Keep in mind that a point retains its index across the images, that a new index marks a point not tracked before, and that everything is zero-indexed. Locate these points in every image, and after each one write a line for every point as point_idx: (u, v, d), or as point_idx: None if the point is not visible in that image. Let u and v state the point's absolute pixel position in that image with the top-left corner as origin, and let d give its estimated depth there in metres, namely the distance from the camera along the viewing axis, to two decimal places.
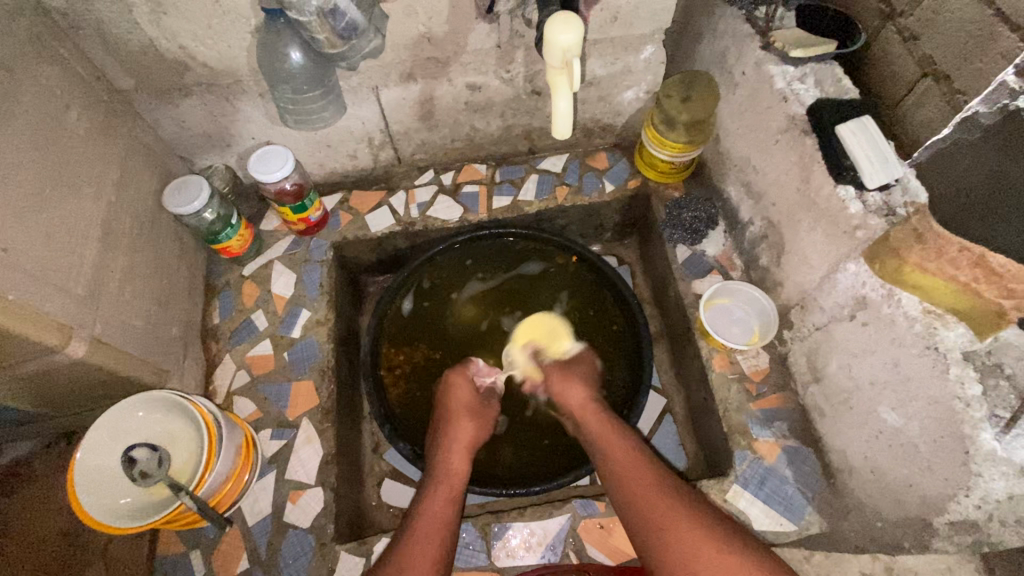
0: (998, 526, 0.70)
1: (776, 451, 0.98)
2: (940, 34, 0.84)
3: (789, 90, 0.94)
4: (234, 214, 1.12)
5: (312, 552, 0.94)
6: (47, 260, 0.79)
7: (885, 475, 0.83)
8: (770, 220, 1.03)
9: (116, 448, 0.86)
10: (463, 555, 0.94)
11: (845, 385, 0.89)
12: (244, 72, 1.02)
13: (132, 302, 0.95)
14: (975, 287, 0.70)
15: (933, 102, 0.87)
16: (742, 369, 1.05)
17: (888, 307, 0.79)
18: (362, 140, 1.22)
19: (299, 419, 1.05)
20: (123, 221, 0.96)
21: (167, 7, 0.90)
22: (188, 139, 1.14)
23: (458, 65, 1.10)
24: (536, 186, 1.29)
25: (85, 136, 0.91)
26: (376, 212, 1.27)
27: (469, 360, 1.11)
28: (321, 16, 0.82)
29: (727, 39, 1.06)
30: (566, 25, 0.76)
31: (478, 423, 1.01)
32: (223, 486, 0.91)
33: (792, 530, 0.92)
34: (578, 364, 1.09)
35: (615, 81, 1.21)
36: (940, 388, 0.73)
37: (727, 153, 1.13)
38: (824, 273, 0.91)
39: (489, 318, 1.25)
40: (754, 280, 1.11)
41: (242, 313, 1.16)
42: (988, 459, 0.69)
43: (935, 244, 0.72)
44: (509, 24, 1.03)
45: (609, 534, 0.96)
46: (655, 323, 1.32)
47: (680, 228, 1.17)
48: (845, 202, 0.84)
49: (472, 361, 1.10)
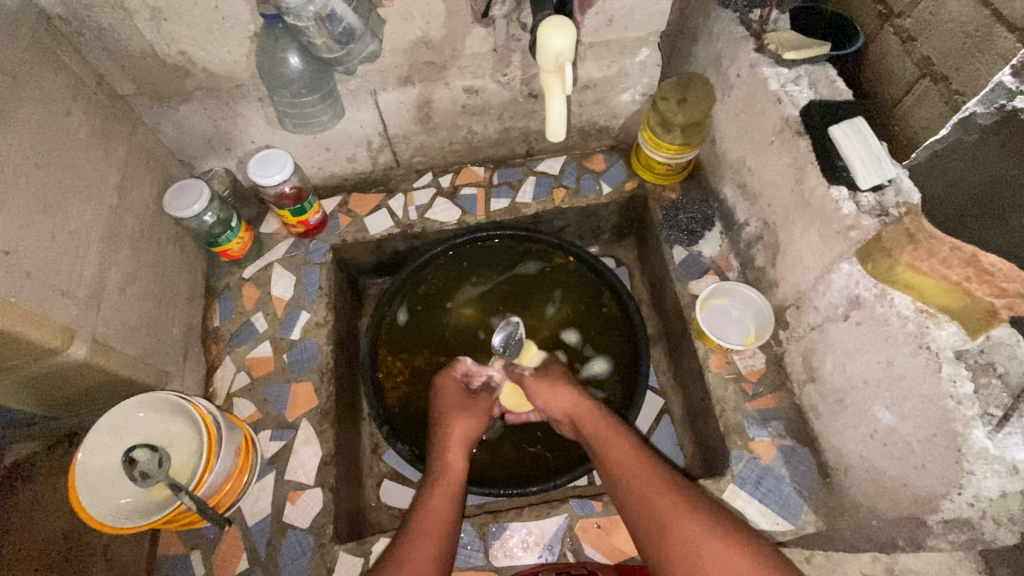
0: (992, 525, 0.70)
1: (773, 450, 0.98)
2: (938, 34, 0.85)
3: (783, 92, 0.95)
4: (234, 217, 1.13)
5: (311, 552, 0.95)
6: (49, 263, 0.79)
7: (880, 474, 0.83)
8: (766, 221, 1.03)
9: (117, 448, 0.87)
10: (462, 554, 0.95)
11: (839, 384, 0.90)
12: (244, 77, 1.04)
13: (132, 305, 0.96)
14: (966, 286, 0.70)
15: (931, 102, 0.88)
16: (739, 369, 1.05)
17: (881, 307, 0.80)
18: (361, 143, 1.23)
19: (298, 421, 1.06)
20: (124, 225, 0.97)
21: (168, 13, 0.91)
22: (188, 143, 1.15)
23: (456, 69, 1.11)
24: (534, 188, 1.30)
25: (87, 140, 0.92)
26: (375, 215, 1.28)
27: (455, 360, 1.09)
28: (318, 22, 0.83)
29: (722, 42, 1.07)
30: (559, 28, 0.77)
31: (474, 419, 1.01)
32: (222, 486, 0.92)
33: (789, 529, 0.93)
34: (556, 367, 1.07)
35: (611, 84, 1.21)
36: (932, 387, 0.73)
37: (723, 155, 1.14)
38: (818, 274, 0.91)
39: (487, 328, 1.25)
40: (750, 280, 1.11)
41: (242, 315, 1.17)
42: (980, 458, 0.69)
43: (926, 244, 0.72)
44: (506, 28, 1.05)
45: (606, 534, 0.96)
46: (653, 324, 1.33)
47: (677, 228, 1.18)
48: (837, 202, 0.85)
49: (460, 359, 1.08)
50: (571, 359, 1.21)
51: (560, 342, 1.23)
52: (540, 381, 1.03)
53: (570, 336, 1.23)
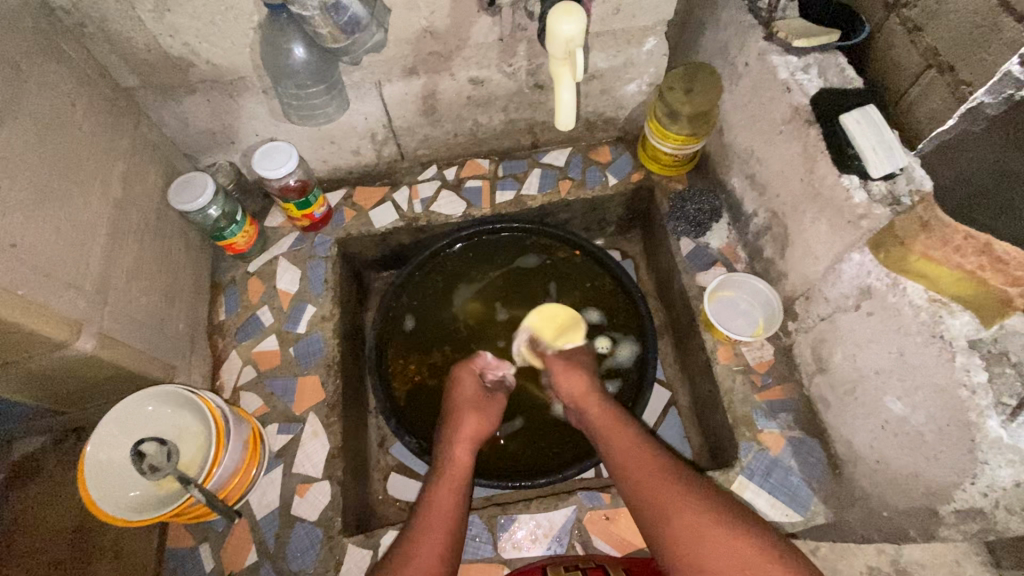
0: (1004, 514, 0.71)
1: (781, 442, 0.98)
2: (946, 23, 0.83)
3: (793, 80, 0.94)
4: (239, 211, 1.12)
5: (320, 545, 0.95)
6: (53, 255, 0.79)
7: (890, 465, 0.83)
8: (774, 211, 1.03)
9: (126, 442, 0.87)
10: (471, 546, 0.95)
11: (849, 375, 0.89)
12: (248, 69, 1.03)
13: (138, 299, 0.96)
14: (980, 275, 0.68)
15: (939, 93, 0.86)
16: (747, 361, 1.05)
17: (893, 297, 0.79)
18: (365, 135, 1.22)
19: (305, 414, 1.06)
20: (129, 218, 0.97)
21: (170, 4, 0.90)
22: (192, 135, 1.15)
23: (461, 60, 1.10)
24: (539, 179, 1.29)
25: (91, 134, 0.91)
26: (380, 208, 1.27)
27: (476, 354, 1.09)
28: (323, 11, 0.83)
29: (729, 31, 1.06)
30: (568, 15, 0.77)
31: (484, 415, 1.00)
32: (230, 479, 0.92)
33: (798, 521, 0.93)
34: (578, 356, 1.06)
35: (617, 75, 1.21)
36: (946, 376, 0.73)
37: (730, 145, 1.13)
38: (828, 264, 0.91)
39: (505, 337, 1.22)
40: (758, 272, 1.11)
41: (248, 309, 1.17)
42: (994, 447, 0.68)
43: (941, 233, 0.70)
44: (511, 18, 1.03)
45: (613, 524, 0.96)
46: (660, 316, 1.32)
47: (683, 221, 1.18)
48: (849, 191, 0.84)
49: (477, 356, 1.08)
50: (598, 334, 1.21)
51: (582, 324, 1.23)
52: (559, 364, 1.02)
53: (593, 314, 1.23)
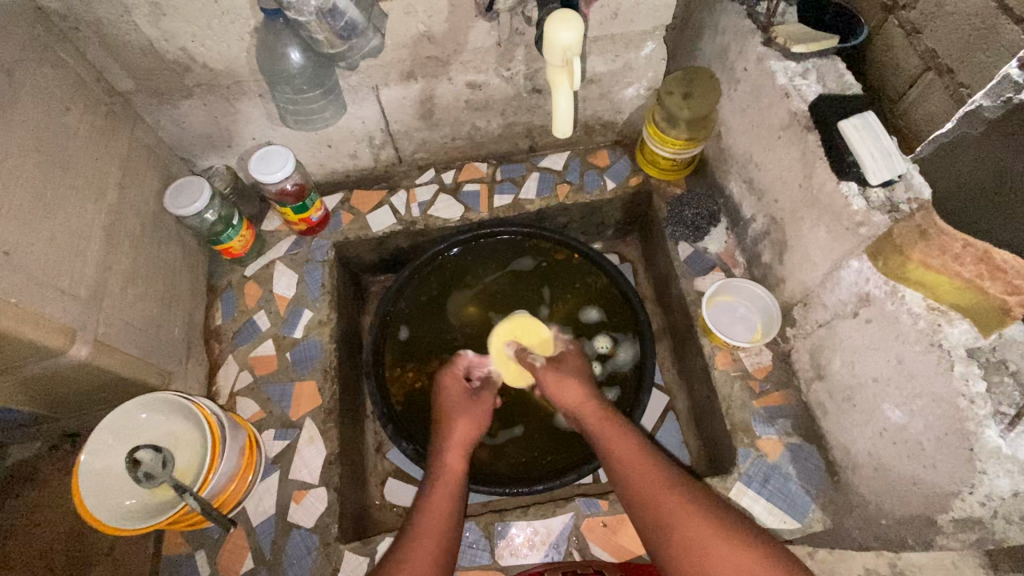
0: (1002, 523, 0.69)
1: (780, 449, 0.97)
2: (945, 26, 0.83)
3: (792, 86, 0.93)
4: (236, 214, 1.11)
5: (316, 551, 0.95)
6: (47, 263, 0.78)
7: (889, 472, 0.82)
8: (772, 217, 1.02)
9: (120, 450, 0.86)
10: (467, 553, 0.94)
11: (847, 382, 0.89)
12: (245, 73, 1.02)
13: (133, 305, 0.95)
14: (979, 283, 0.68)
15: (937, 95, 0.87)
16: (746, 367, 1.04)
17: (892, 304, 0.79)
18: (362, 139, 1.21)
19: (302, 419, 1.05)
20: (124, 223, 0.96)
21: (166, 9, 0.89)
22: (188, 139, 1.14)
23: (459, 64, 1.10)
24: (538, 183, 1.29)
25: (85, 139, 0.91)
26: (377, 212, 1.26)
27: (458, 354, 1.11)
28: (320, 17, 0.82)
29: (728, 36, 1.05)
30: (566, 22, 0.76)
31: (473, 419, 0.99)
32: (227, 485, 0.92)
33: (797, 528, 0.92)
34: (570, 361, 1.06)
35: (615, 79, 1.20)
36: (944, 385, 0.72)
37: (729, 150, 1.13)
38: (827, 270, 0.91)
39: None
40: (757, 277, 1.10)
41: (244, 314, 1.16)
42: (993, 457, 0.68)
43: (938, 241, 0.72)
44: (509, 22, 1.03)
45: (612, 533, 0.95)
46: (658, 320, 1.32)
47: (682, 225, 1.17)
48: (847, 197, 0.84)
49: (460, 354, 1.11)
50: (597, 333, 1.22)
51: (581, 324, 1.23)
52: (549, 375, 1.02)
53: (591, 313, 1.24)
